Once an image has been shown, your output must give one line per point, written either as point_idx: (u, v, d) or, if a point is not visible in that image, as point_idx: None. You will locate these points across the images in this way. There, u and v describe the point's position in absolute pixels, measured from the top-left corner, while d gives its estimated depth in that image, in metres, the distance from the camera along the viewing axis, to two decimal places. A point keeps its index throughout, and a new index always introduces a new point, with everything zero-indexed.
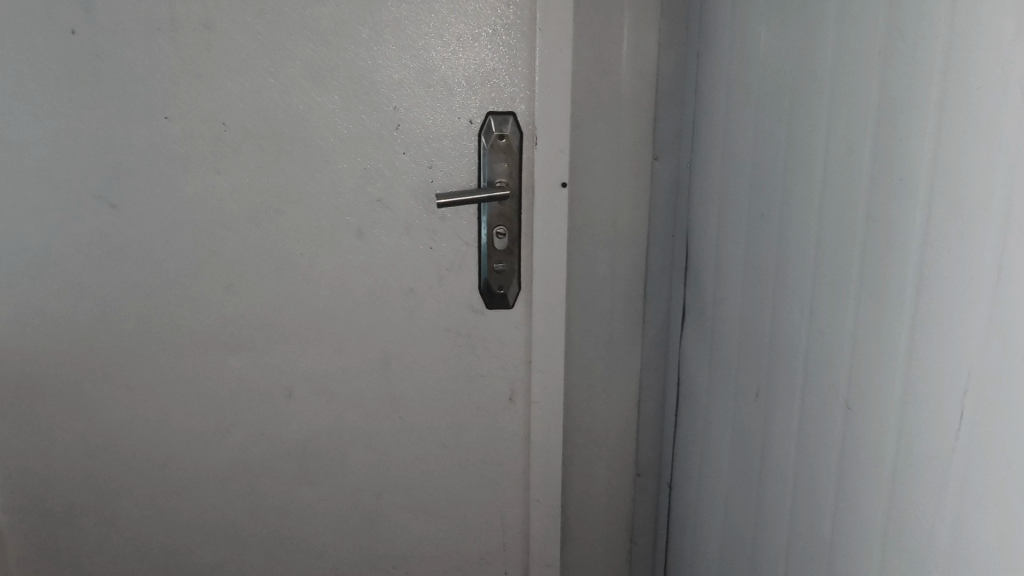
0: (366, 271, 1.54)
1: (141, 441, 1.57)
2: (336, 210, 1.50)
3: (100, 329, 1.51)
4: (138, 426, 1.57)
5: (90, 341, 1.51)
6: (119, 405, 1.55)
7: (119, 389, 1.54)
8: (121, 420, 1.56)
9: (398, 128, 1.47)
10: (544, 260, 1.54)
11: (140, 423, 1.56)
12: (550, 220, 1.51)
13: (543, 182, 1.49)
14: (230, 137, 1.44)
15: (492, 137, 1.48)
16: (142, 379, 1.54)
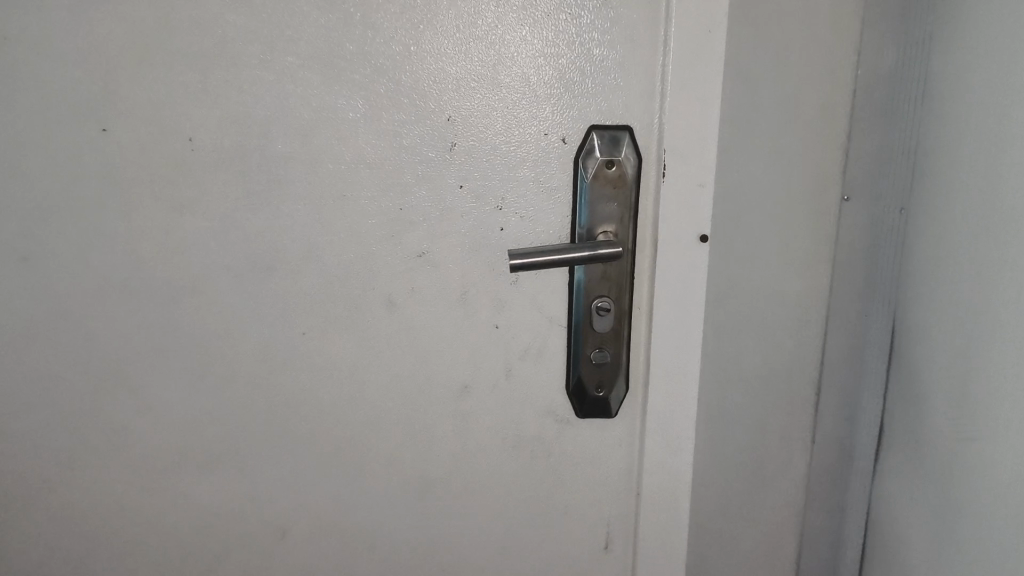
0: (402, 358, 1.05)
1: (91, 563, 1.18)
2: (362, 269, 1.01)
3: (35, 417, 1.10)
4: (91, 549, 1.17)
5: (23, 431, 1.11)
6: (65, 517, 1.15)
7: (64, 497, 1.14)
8: (69, 537, 1.17)
9: (453, 149, 0.97)
10: (668, 347, 1.03)
11: (93, 543, 1.17)
12: (678, 289, 1.01)
13: (671, 231, 0.98)
14: (201, 161, 0.97)
15: (597, 164, 0.97)
16: (95, 484, 1.13)
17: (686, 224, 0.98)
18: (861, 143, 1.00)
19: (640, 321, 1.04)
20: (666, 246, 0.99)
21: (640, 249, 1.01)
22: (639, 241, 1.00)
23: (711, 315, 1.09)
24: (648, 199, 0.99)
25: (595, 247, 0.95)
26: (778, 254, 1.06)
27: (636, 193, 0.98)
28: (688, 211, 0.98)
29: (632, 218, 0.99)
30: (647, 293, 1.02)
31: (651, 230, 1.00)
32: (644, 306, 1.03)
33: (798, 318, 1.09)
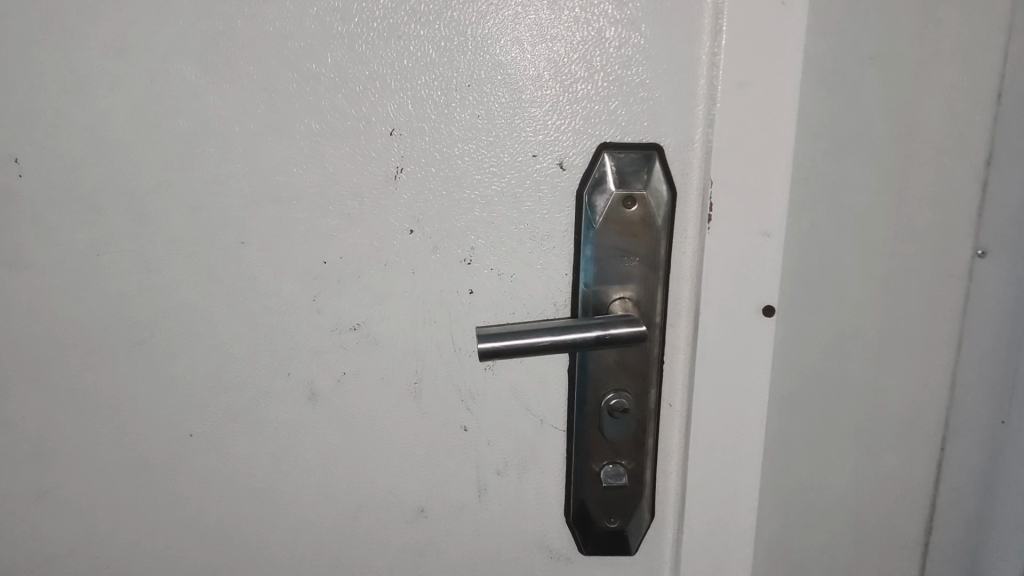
0: (334, 470, 0.75)
1: None
2: (273, 349, 0.71)
3: None
4: None
5: None
6: None
7: None
8: None
9: (399, 175, 0.67)
10: (712, 465, 0.72)
11: None
12: (730, 383, 0.70)
13: (719, 302, 0.68)
14: (54, 182, 0.69)
15: (614, 202, 0.66)
16: None
17: (742, 294, 0.67)
18: (1001, 182, 0.69)
19: (674, 426, 0.74)
20: (711, 323, 0.68)
21: (671, 324, 0.71)
22: (670, 313, 0.71)
23: (775, 429, 0.74)
24: (684, 252, 0.69)
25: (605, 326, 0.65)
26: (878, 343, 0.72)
27: (667, 244, 0.68)
28: (744, 273, 0.67)
29: (661, 279, 0.68)
30: (686, 390, 0.72)
31: (692, 299, 0.70)
32: (680, 407, 0.73)
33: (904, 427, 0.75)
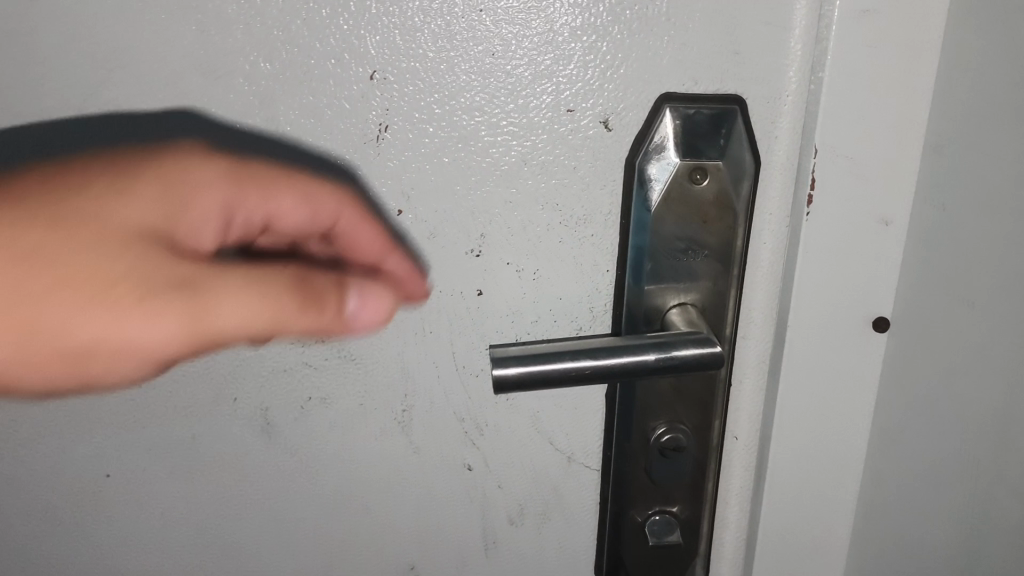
0: (295, 519, 0.58)
1: None
2: (213, 369, 0.53)
3: None
4: None
5: None
6: None
7: None
8: None
9: (381, 136, 0.48)
10: (786, 514, 0.56)
11: None
12: (817, 414, 0.53)
13: (811, 312, 0.50)
14: None
15: (679, 176, 0.48)
16: None
17: (843, 300, 0.50)
18: None
19: (737, 469, 0.57)
20: (799, 340, 0.51)
21: (741, 337, 0.53)
22: (743, 325, 0.53)
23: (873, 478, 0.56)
24: (765, 245, 0.51)
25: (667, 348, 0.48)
26: None
27: (745, 232, 0.50)
28: (850, 275, 0.49)
29: (735, 277, 0.51)
30: (757, 422, 0.55)
31: (770, 305, 0.52)
32: (746, 441, 0.56)
33: None
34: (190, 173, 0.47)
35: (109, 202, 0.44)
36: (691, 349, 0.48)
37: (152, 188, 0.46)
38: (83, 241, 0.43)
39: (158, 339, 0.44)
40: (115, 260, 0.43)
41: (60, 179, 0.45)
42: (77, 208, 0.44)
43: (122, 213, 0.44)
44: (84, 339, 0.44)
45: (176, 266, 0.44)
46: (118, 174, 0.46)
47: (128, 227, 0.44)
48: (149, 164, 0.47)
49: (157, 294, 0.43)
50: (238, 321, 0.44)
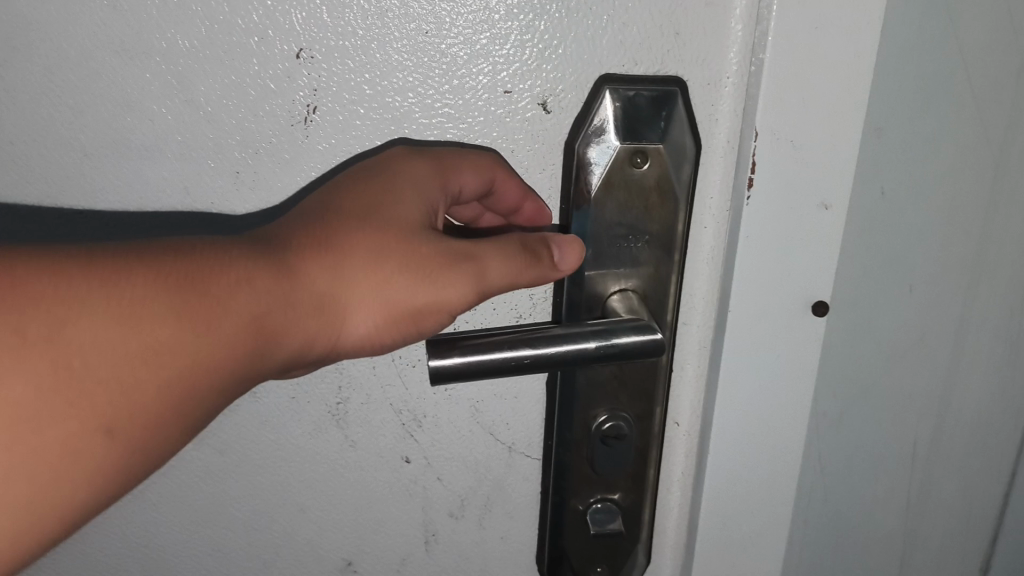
0: (227, 519, 0.56)
1: None
2: None
3: None
4: None
5: None
6: None
7: None
8: None
9: (309, 118, 0.46)
10: (733, 509, 0.55)
11: None
12: (762, 407, 0.52)
13: (753, 300, 0.49)
14: None
15: (619, 160, 0.47)
16: None
17: (785, 289, 0.49)
18: None
19: (679, 457, 0.56)
20: (741, 329, 0.50)
21: (682, 323, 0.52)
22: (685, 311, 0.52)
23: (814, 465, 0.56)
24: (705, 229, 0.50)
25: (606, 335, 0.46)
26: (954, 353, 0.54)
27: (687, 216, 0.49)
28: (790, 262, 0.49)
29: (676, 264, 0.50)
30: (698, 410, 0.54)
31: (711, 292, 0.51)
32: (688, 429, 0.55)
33: (974, 456, 0.58)
34: (432, 176, 0.44)
35: (353, 220, 0.42)
36: (631, 336, 0.47)
37: (418, 180, 0.44)
38: (375, 250, 0.42)
39: (440, 299, 0.43)
40: (399, 243, 0.42)
41: (314, 232, 0.41)
42: (310, 224, 0.41)
43: (366, 224, 0.42)
44: (364, 315, 0.42)
45: (423, 237, 0.43)
46: (330, 203, 0.42)
47: (390, 229, 0.42)
48: (368, 175, 0.43)
49: (416, 258, 0.42)
50: (506, 271, 0.44)
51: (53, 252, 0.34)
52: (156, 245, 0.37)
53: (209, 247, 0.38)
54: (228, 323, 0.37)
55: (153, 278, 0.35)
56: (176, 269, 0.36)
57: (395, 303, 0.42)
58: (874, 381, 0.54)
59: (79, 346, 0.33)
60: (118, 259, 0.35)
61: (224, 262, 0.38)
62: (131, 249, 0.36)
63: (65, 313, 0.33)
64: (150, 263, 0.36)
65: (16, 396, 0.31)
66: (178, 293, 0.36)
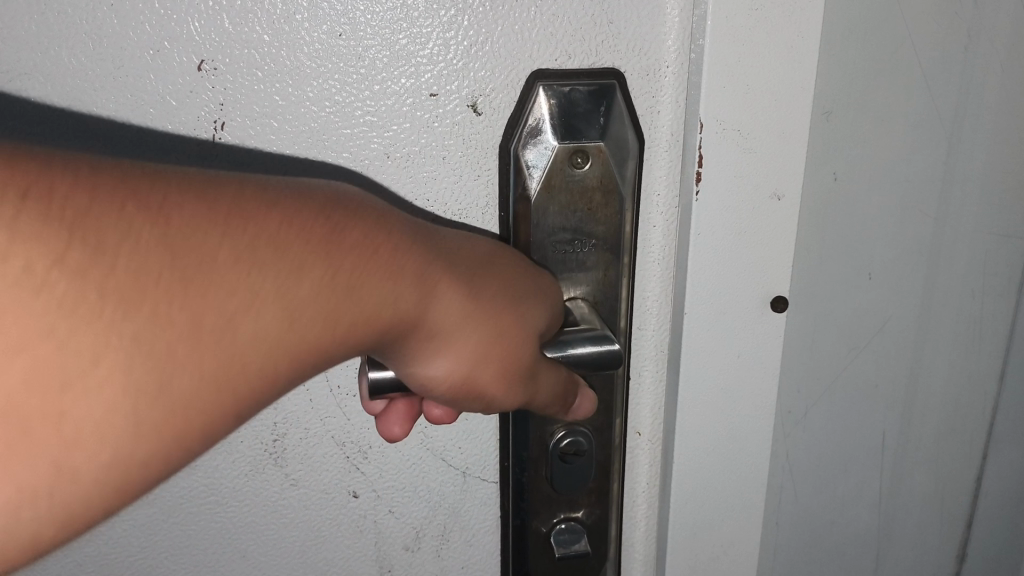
0: (161, 570, 0.52)
1: None
2: None
3: None
4: None
5: None
6: None
7: None
8: None
9: (218, 134, 0.42)
10: (701, 517, 0.52)
11: None
12: (725, 408, 0.49)
13: (709, 299, 0.47)
14: None
15: (558, 161, 0.44)
16: None
17: (742, 286, 0.47)
18: None
19: (643, 468, 0.53)
20: (698, 330, 0.47)
21: (637, 328, 0.49)
22: (639, 315, 0.49)
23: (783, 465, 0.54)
24: (654, 228, 0.47)
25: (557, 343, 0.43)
26: (917, 338, 0.52)
27: (633, 215, 0.46)
28: (745, 256, 0.46)
29: (627, 266, 0.47)
30: (659, 417, 0.52)
31: (666, 293, 0.49)
32: (650, 436, 0.52)
33: (944, 442, 0.56)
34: (538, 272, 0.42)
35: (486, 275, 0.38)
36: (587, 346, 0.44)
37: (527, 269, 0.41)
38: (496, 313, 0.37)
39: (507, 385, 0.38)
40: (515, 321, 0.38)
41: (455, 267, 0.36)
42: (455, 259, 0.36)
43: (495, 284, 0.38)
44: (454, 367, 0.36)
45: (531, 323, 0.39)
46: (468, 246, 0.38)
47: (512, 305, 0.38)
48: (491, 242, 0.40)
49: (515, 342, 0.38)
50: (549, 385, 0.42)
51: (237, 195, 0.28)
52: (344, 227, 0.31)
53: (383, 252, 0.32)
54: (348, 340, 0.31)
55: (328, 281, 0.30)
56: (338, 277, 0.30)
57: (481, 372, 0.37)
58: (839, 373, 0.51)
59: (240, 345, 0.27)
60: (309, 246, 0.29)
61: (385, 272, 0.32)
62: (330, 230, 0.31)
63: (242, 302, 0.27)
64: (332, 263, 0.30)
65: (180, 382, 0.25)
66: (334, 306, 0.30)
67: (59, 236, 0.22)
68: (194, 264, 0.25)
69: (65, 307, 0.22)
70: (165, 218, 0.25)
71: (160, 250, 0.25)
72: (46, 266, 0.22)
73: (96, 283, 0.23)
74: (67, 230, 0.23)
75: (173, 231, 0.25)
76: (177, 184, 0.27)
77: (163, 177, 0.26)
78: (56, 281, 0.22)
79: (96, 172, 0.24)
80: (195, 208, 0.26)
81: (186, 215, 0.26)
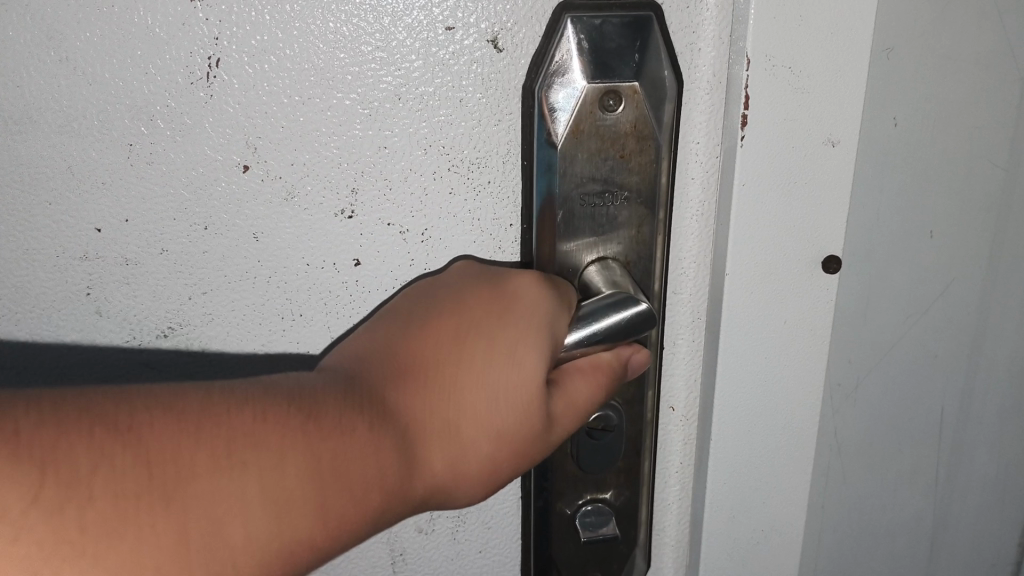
0: None
1: None
2: (32, 382, 0.43)
3: None
4: None
5: None
6: None
7: None
8: None
9: (212, 72, 0.38)
10: (740, 500, 0.48)
11: None
12: (769, 381, 0.45)
13: (754, 256, 0.42)
14: None
15: (588, 102, 0.40)
16: None
17: (791, 244, 0.42)
18: None
19: (677, 447, 0.49)
20: (739, 293, 0.43)
21: (671, 292, 0.45)
22: (675, 277, 0.45)
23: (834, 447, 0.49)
24: (692, 181, 0.43)
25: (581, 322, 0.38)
26: (982, 307, 0.47)
27: (669, 166, 0.42)
28: (795, 211, 0.41)
29: (661, 223, 0.43)
30: (696, 391, 0.47)
31: (704, 253, 0.44)
32: (685, 412, 0.48)
33: (1008, 422, 0.52)
34: (533, 300, 0.37)
35: (484, 364, 0.35)
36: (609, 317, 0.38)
37: (516, 307, 0.37)
38: (506, 423, 0.35)
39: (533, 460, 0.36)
40: (521, 400, 0.35)
41: (451, 388, 0.34)
42: (439, 372, 0.35)
43: (491, 376, 0.35)
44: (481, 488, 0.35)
45: (542, 379, 0.35)
46: (452, 337, 0.36)
47: (516, 385, 0.35)
48: (476, 304, 0.37)
49: (530, 427, 0.35)
50: (585, 395, 0.38)
51: (210, 396, 0.29)
52: (315, 403, 0.31)
53: (363, 414, 0.32)
54: (357, 512, 0.31)
55: (311, 464, 0.30)
56: (319, 448, 0.30)
57: (501, 479, 0.36)
58: (893, 345, 0.47)
59: (236, 550, 0.28)
60: (281, 434, 0.30)
61: (365, 430, 0.32)
62: (305, 413, 0.31)
63: (223, 506, 0.28)
64: (311, 438, 0.30)
65: None
66: (320, 486, 0.30)
67: (32, 479, 0.25)
68: (167, 478, 0.27)
69: (46, 547, 0.25)
70: (135, 436, 0.27)
71: (135, 473, 0.26)
72: (22, 510, 0.25)
73: (75, 520, 0.25)
74: (42, 473, 0.25)
75: (144, 448, 0.27)
76: (144, 399, 0.28)
77: (137, 394, 0.28)
78: (36, 521, 0.25)
79: (62, 405, 0.26)
80: (166, 422, 0.27)
81: (155, 431, 0.27)
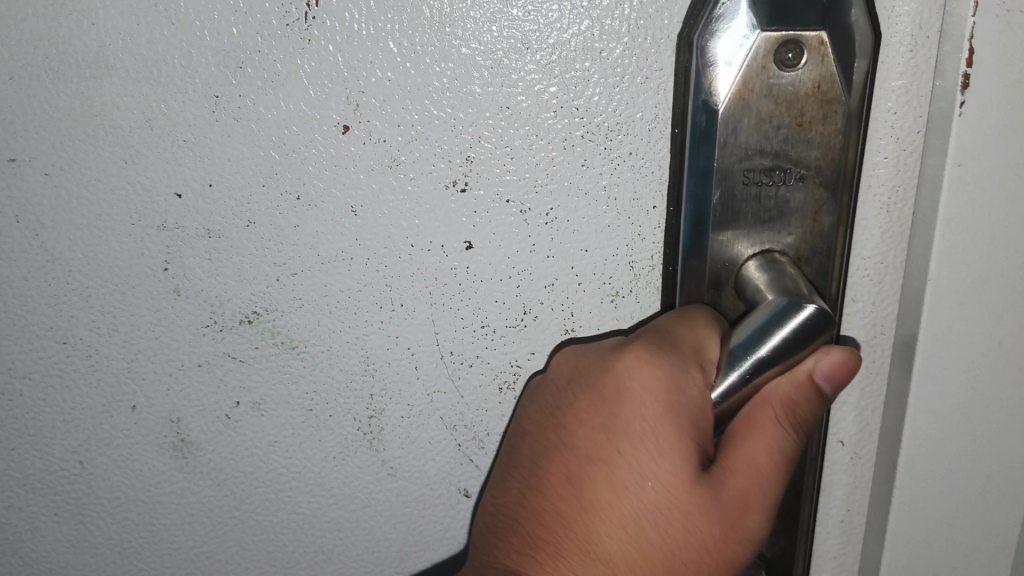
0: (231, 572, 0.42)
1: None
2: (102, 368, 0.38)
3: None
4: None
5: None
6: None
7: None
8: None
9: (312, 14, 0.32)
10: (924, 563, 0.39)
11: None
12: (970, 417, 0.36)
13: (966, 260, 0.33)
14: None
15: (761, 54, 0.32)
16: None
17: (1013, 243, 0.33)
18: None
19: (843, 492, 0.40)
20: (944, 307, 0.34)
21: (847, 300, 0.36)
22: (854, 282, 0.36)
23: None
24: (883, 161, 0.34)
25: (737, 351, 0.30)
26: None
27: (861, 138, 0.33)
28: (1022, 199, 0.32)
29: (847, 208, 0.34)
30: (870, 424, 0.38)
31: (892, 252, 0.35)
32: (856, 449, 0.39)
33: None
34: (645, 382, 0.31)
35: (608, 499, 0.30)
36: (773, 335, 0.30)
37: (628, 405, 0.31)
38: (673, 555, 0.29)
39: (741, 558, 0.31)
40: (665, 525, 0.29)
41: (583, 537, 0.30)
42: (564, 524, 0.31)
43: (622, 513, 0.30)
44: None
45: (682, 485, 0.29)
46: (563, 474, 0.31)
47: (650, 513, 0.29)
48: (585, 413, 0.32)
49: (702, 542, 0.29)
50: (764, 452, 0.30)
51: None
52: None
53: None
54: None
55: None
56: None
57: None
58: None
59: None
60: None
61: None
62: None
63: None
64: None
65: None
66: None
67: None
68: None
69: None
70: None
71: None
72: None
73: None
74: None
75: None
76: None
77: None
78: None
79: None
80: None
81: None
